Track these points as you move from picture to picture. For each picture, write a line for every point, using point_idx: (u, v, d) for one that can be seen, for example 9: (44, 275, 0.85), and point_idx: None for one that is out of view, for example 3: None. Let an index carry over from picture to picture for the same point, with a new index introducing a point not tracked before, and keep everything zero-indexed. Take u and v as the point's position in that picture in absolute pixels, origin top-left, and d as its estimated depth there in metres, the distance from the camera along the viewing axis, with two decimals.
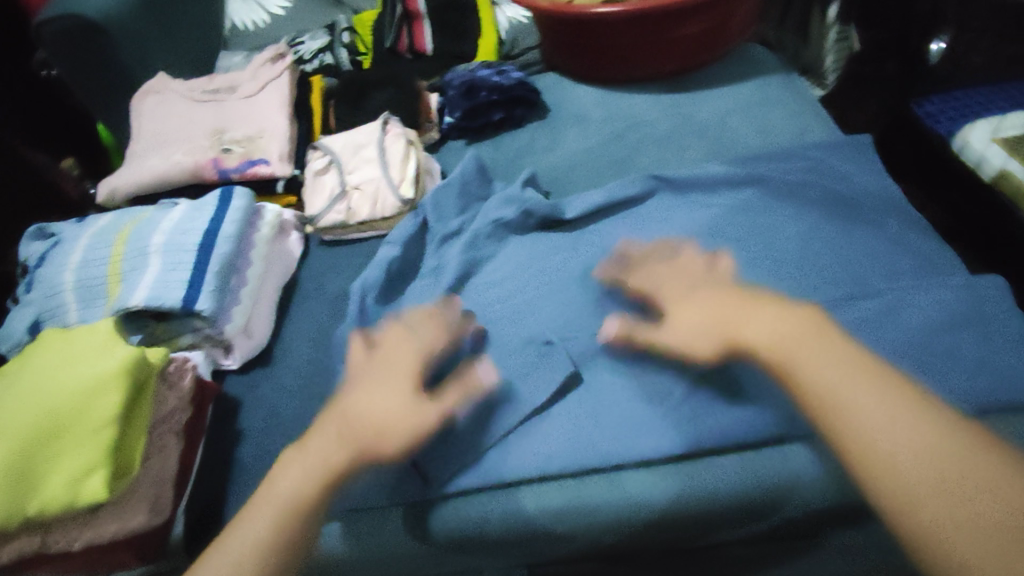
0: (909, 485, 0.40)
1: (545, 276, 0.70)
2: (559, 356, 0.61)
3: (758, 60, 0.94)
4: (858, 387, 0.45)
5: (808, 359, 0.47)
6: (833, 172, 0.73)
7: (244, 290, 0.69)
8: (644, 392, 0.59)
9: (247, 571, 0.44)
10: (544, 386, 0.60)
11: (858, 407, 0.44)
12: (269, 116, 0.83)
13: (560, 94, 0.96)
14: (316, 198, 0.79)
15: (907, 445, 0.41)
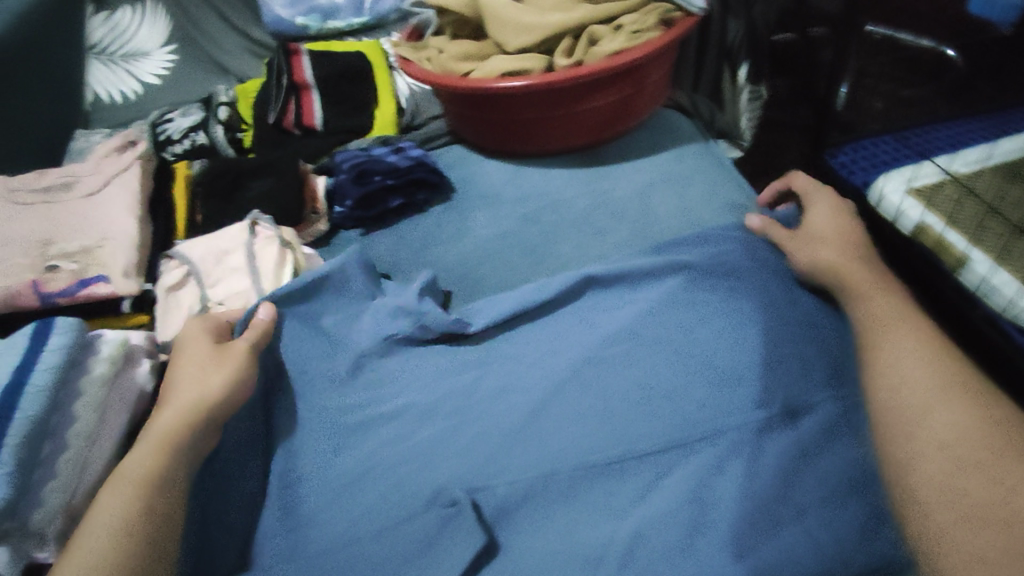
0: (920, 445, 0.44)
1: (451, 402, 0.60)
2: (468, 521, 0.50)
3: (673, 129, 0.89)
4: (918, 366, 0.49)
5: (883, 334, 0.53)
6: (763, 255, 0.67)
7: (64, 458, 0.53)
8: (580, 547, 0.49)
9: None
10: (453, 562, 0.48)
11: (899, 374, 0.49)
12: (113, 221, 0.69)
13: (466, 171, 0.87)
14: (171, 320, 0.65)
15: (933, 417, 0.45)
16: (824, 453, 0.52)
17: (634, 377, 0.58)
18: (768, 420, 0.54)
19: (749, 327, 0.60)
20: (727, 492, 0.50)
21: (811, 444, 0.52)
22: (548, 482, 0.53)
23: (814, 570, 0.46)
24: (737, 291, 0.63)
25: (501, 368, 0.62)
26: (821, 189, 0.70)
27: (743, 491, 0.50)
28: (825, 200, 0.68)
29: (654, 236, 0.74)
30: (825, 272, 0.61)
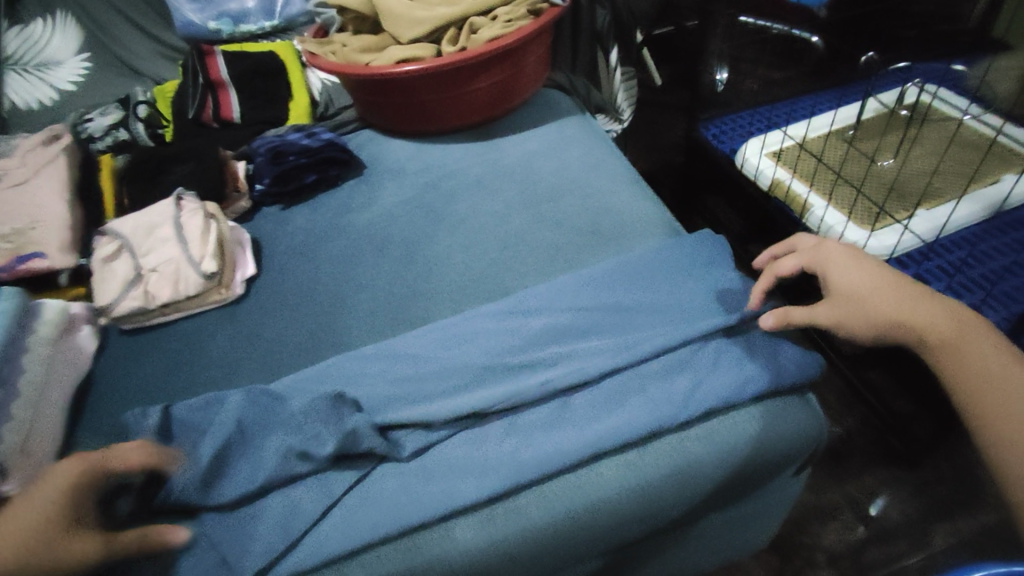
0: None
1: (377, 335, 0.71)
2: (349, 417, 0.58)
3: (554, 106, 1.03)
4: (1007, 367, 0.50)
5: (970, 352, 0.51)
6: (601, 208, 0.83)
7: (20, 401, 0.60)
8: (473, 411, 0.59)
9: None
10: (340, 440, 0.57)
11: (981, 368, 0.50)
12: (44, 205, 0.76)
13: (373, 150, 0.98)
14: (106, 286, 0.72)
15: None
16: (669, 328, 0.64)
17: (512, 303, 0.70)
18: (632, 313, 0.67)
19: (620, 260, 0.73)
20: (591, 369, 0.61)
21: (662, 324, 0.65)
22: (448, 389, 0.62)
23: (653, 419, 0.57)
24: (590, 242, 0.79)
25: (403, 300, 0.75)
26: (844, 248, 0.60)
27: (596, 367, 0.61)
28: (864, 269, 0.58)
29: (538, 193, 0.86)
30: (881, 322, 0.55)
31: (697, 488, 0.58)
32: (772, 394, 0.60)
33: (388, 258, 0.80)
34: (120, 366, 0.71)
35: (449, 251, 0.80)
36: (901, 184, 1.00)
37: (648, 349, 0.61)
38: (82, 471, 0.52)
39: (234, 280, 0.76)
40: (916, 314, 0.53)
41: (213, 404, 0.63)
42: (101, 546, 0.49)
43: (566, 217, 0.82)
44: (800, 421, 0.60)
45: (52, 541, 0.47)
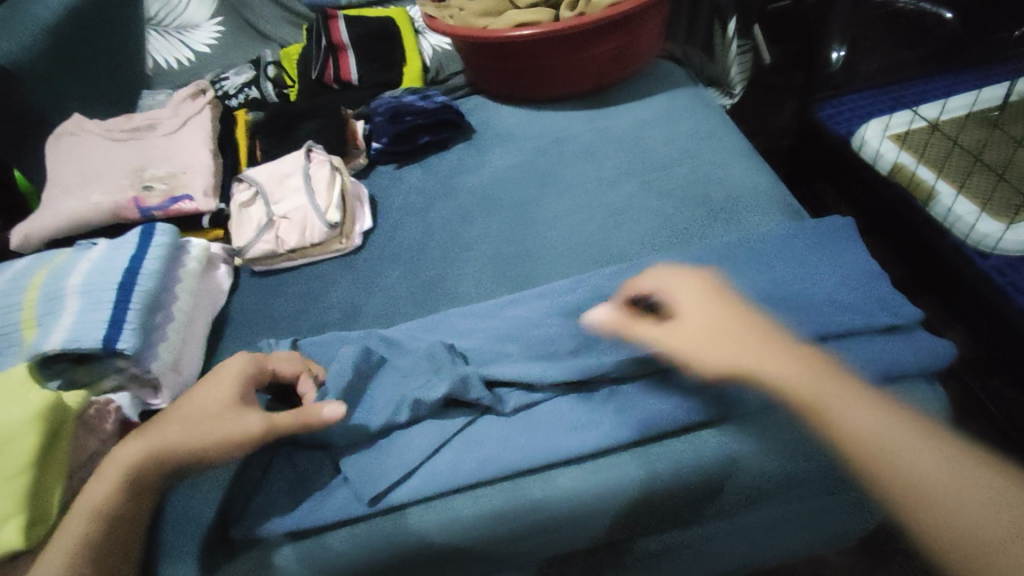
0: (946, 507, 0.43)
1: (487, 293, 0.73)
2: (449, 369, 0.61)
3: (667, 76, 1.01)
4: (901, 436, 0.46)
5: (842, 408, 0.48)
6: (715, 178, 0.80)
7: (171, 326, 0.67)
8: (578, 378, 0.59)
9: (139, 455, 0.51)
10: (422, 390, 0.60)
11: (862, 428, 0.46)
12: (192, 153, 0.84)
13: (484, 116, 1.00)
14: (243, 230, 0.79)
15: (937, 475, 0.44)
16: (784, 305, 0.62)
17: (624, 273, 0.69)
18: (743, 286, 0.64)
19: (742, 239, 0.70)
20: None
21: (778, 300, 0.62)
22: (557, 353, 0.63)
23: (762, 394, 0.56)
24: (704, 215, 0.76)
25: (510, 259, 0.76)
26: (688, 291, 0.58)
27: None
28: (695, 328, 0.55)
29: (647, 162, 0.85)
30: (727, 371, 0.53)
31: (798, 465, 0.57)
32: (892, 377, 0.58)
33: (495, 219, 0.81)
34: (252, 303, 0.77)
35: (558, 214, 0.80)
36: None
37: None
38: (245, 361, 0.57)
39: (354, 232, 0.81)
40: (768, 351, 0.52)
41: (335, 341, 0.67)
42: (264, 421, 0.52)
43: (678, 188, 0.80)
44: (920, 408, 0.58)
45: (226, 414, 0.52)
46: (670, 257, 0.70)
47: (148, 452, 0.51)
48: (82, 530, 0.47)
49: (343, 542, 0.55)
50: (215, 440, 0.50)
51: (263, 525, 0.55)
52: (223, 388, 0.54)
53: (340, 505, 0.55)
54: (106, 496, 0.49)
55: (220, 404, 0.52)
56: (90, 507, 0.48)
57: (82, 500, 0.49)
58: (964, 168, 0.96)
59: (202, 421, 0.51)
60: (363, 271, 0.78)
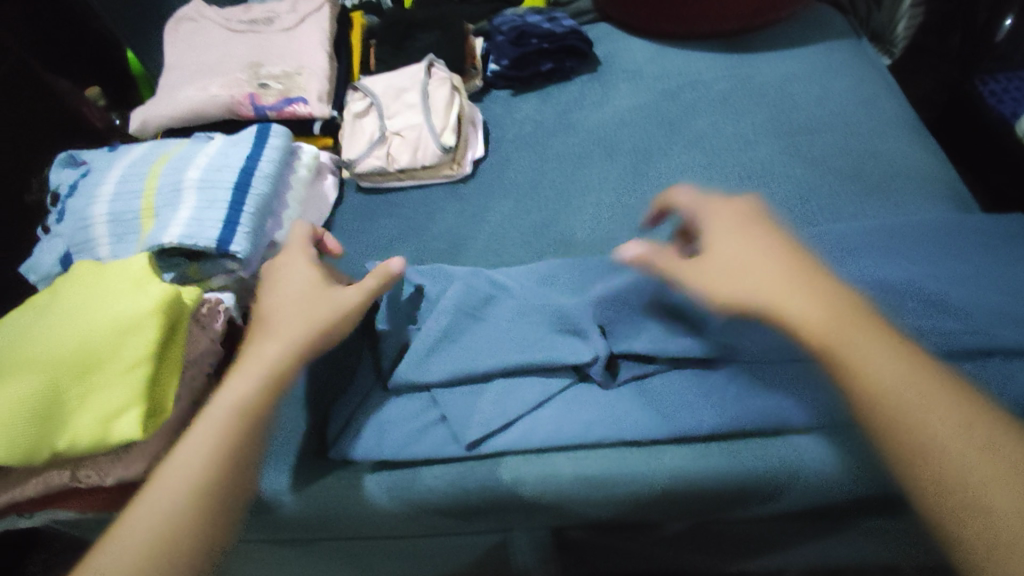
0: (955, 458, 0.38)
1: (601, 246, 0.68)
2: (598, 339, 0.57)
3: (825, 25, 0.89)
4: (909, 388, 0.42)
5: (855, 349, 0.44)
6: (870, 151, 0.71)
7: (280, 234, 0.66)
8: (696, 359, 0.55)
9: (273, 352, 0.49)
10: (571, 352, 0.56)
11: (862, 356, 0.43)
12: (308, 54, 0.80)
13: (611, 47, 0.91)
14: (354, 142, 0.76)
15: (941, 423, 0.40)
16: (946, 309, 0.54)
17: None
18: (897, 281, 0.57)
19: (898, 225, 0.62)
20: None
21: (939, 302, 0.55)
22: (682, 328, 0.57)
23: None
24: (857, 192, 0.67)
25: (628, 210, 0.71)
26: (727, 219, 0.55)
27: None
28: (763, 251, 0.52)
29: (792, 122, 0.76)
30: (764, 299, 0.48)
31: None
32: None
33: (613, 165, 0.75)
34: (355, 220, 0.75)
35: (686, 169, 0.73)
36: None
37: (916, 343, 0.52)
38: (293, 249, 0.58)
39: (466, 159, 0.76)
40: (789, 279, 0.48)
41: (443, 275, 0.64)
42: (353, 292, 0.54)
43: (827, 155, 0.71)
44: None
45: (319, 295, 0.53)
46: (812, 233, 0.63)
47: (274, 346, 0.49)
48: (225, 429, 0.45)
49: (433, 477, 0.54)
50: (331, 315, 0.52)
51: (362, 450, 0.55)
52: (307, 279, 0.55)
53: (436, 441, 0.54)
54: (248, 397, 0.47)
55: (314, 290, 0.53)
56: (232, 406, 0.46)
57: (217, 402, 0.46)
58: None
59: (308, 310, 0.52)
60: (468, 203, 0.74)
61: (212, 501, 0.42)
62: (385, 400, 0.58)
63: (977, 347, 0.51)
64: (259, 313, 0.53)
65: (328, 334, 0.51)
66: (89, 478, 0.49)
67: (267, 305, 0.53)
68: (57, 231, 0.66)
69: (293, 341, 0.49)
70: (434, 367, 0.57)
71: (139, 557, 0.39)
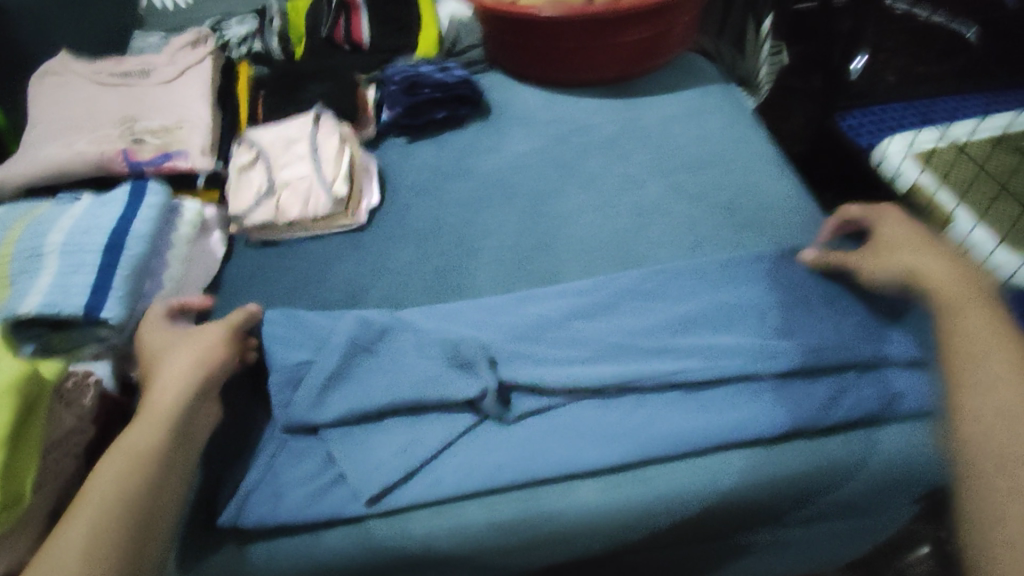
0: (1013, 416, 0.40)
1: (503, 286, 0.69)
2: (484, 373, 0.57)
3: (698, 72, 0.96)
4: (993, 351, 0.44)
5: (973, 311, 0.47)
6: (743, 185, 0.77)
7: (160, 294, 0.63)
8: (585, 386, 0.56)
9: (168, 399, 0.49)
10: (459, 390, 0.56)
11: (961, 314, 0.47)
12: (190, 107, 0.78)
13: (503, 95, 0.94)
14: (241, 195, 0.74)
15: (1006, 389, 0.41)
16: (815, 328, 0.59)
17: (650, 279, 0.66)
18: (772, 304, 0.62)
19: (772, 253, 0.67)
20: (721, 369, 0.56)
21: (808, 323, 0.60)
22: (574, 359, 0.59)
23: (792, 420, 0.54)
24: (733, 224, 0.73)
25: (527, 250, 0.72)
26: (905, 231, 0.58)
27: (733, 365, 0.56)
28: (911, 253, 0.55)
29: (674, 161, 0.81)
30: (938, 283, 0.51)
31: (827, 489, 0.55)
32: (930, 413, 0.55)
33: (512, 207, 0.77)
34: (246, 275, 0.72)
35: (580, 209, 0.76)
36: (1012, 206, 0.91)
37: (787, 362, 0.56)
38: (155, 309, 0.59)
39: (360, 209, 0.76)
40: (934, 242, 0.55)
41: (331, 320, 0.63)
42: (224, 328, 0.57)
43: (705, 191, 0.77)
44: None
45: (196, 336, 0.55)
46: (699, 264, 0.67)
47: (166, 390, 0.50)
48: (126, 470, 0.43)
49: (334, 541, 0.51)
50: (216, 349, 0.54)
51: (255, 519, 0.51)
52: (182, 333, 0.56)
53: (337, 499, 0.52)
54: (150, 443, 0.46)
55: (189, 337, 0.55)
56: (133, 453, 0.45)
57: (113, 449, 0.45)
58: (987, 194, 0.93)
59: (192, 355, 0.53)
60: (368, 251, 0.73)
61: (119, 542, 0.40)
62: (281, 456, 0.55)
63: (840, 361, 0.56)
64: (142, 373, 0.54)
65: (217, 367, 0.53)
66: None
67: (151, 366, 0.53)
68: None
69: (183, 381, 0.51)
70: (329, 404, 0.56)
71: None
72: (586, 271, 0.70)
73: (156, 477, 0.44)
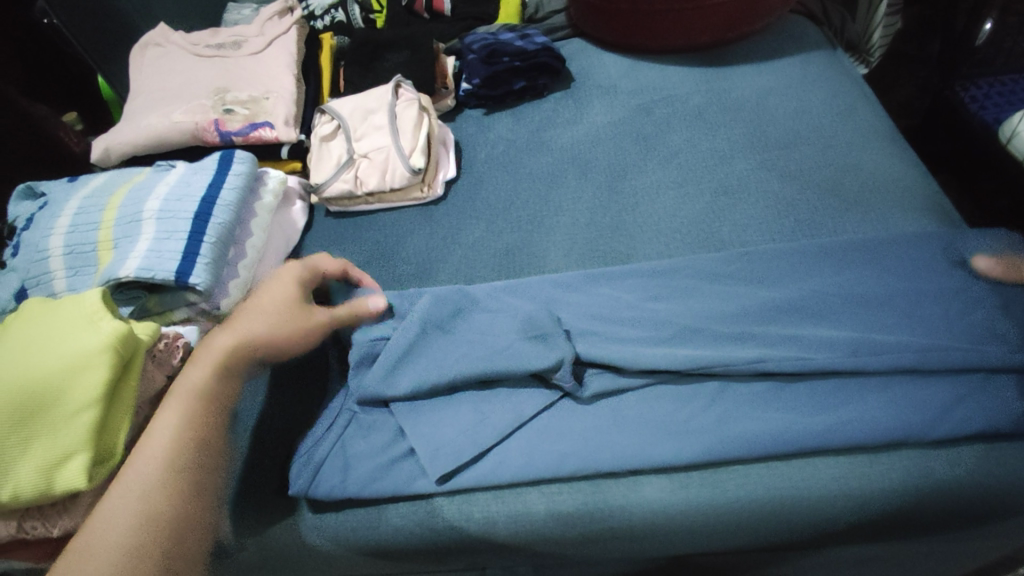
0: None
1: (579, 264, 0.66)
2: (559, 341, 0.55)
3: (801, 36, 0.88)
4: None
5: None
6: (848, 162, 0.70)
7: (243, 263, 0.65)
8: (664, 368, 0.53)
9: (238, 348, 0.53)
10: (535, 358, 0.54)
11: None
12: (276, 78, 0.79)
13: (585, 64, 0.90)
14: (322, 165, 0.74)
15: None
16: (926, 323, 0.53)
17: (736, 262, 0.61)
18: (880, 296, 0.56)
19: (885, 242, 0.60)
20: (818, 363, 0.51)
21: (922, 319, 0.54)
22: (651, 339, 0.56)
23: (896, 427, 0.48)
24: (836, 206, 0.66)
25: (604, 226, 0.69)
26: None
27: (832, 360, 0.51)
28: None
29: (769, 135, 0.75)
30: None
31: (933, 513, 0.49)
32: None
33: (590, 182, 0.74)
34: (324, 245, 0.74)
35: (660, 186, 0.72)
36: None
37: (896, 362, 0.50)
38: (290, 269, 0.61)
39: (437, 180, 0.75)
40: None
41: (409, 297, 0.63)
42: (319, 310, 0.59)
43: (804, 169, 0.70)
44: None
45: (281, 303, 0.58)
46: (793, 248, 0.61)
47: (241, 342, 0.54)
48: (193, 413, 0.48)
49: (396, 514, 0.52)
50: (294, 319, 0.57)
51: (325, 490, 0.52)
52: (277, 291, 0.59)
53: (404, 474, 0.52)
54: (209, 382, 0.50)
55: (281, 299, 0.58)
56: (196, 390, 0.50)
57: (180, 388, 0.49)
58: None
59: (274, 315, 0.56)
60: (442, 225, 0.73)
61: (188, 477, 0.45)
62: (352, 429, 0.55)
63: (957, 363, 0.50)
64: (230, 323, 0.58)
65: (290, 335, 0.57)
66: (35, 531, 0.45)
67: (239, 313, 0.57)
68: (12, 265, 0.64)
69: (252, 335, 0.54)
70: (401, 381, 0.55)
71: (120, 528, 0.41)
72: (666, 250, 0.66)
73: (215, 420, 0.49)
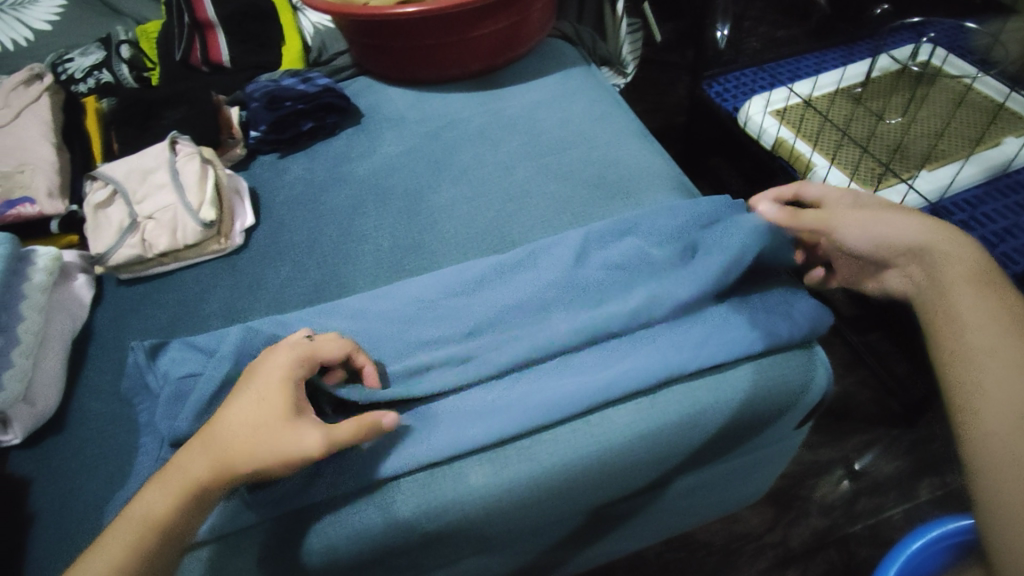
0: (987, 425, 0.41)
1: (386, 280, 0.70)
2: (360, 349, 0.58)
3: (559, 56, 1.00)
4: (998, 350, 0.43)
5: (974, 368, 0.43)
6: (611, 160, 0.80)
7: (17, 350, 0.58)
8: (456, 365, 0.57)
9: (223, 464, 0.45)
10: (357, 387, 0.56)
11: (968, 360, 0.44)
12: (32, 148, 0.75)
13: (372, 99, 0.94)
14: (100, 235, 0.70)
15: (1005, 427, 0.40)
16: (656, 274, 0.63)
17: (522, 254, 0.68)
18: (632, 263, 0.65)
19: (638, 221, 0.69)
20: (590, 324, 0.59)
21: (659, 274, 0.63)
22: (451, 336, 0.61)
23: (663, 369, 0.56)
24: (604, 197, 0.76)
25: (403, 246, 0.73)
26: (864, 233, 0.55)
27: None
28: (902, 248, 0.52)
29: (543, 145, 0.84)
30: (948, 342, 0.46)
31: (707, 433, 0.57)
32: (800, 341, 0.60)
33: (392, 209, 0.77)
34: (118, 316, 0.69)
35: (451, 202, 0.77)
36: (951, 135, 0.96)
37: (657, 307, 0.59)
38: (288, 362, 0.49)
39: (234, 230, 0.74)
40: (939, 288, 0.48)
41: (214, 337, 0.62)
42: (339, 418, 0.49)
43: (573, 169, 0.80)
44: (822, 374, 0.60)
45: (269, 410, 0.46)
46: (566, 237, 0.69)
47: (234, 455, 0.45)
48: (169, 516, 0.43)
49: (223, 558, 0.51)
50: (280, 442, 0.45)
51: None
52: (277, 383, 0.48)
53: (221, 517, 0.51)
54: (201, 483, 0.44)
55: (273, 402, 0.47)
56: (185, 487, 0.44)
57: (178, 482, 0.44)
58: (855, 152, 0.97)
59: (250, 433, 0.45)
60: (245, 272, 0.72)
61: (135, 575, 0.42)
62: None
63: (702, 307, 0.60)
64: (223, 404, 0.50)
65: (282, 452, 0.45)
66: None
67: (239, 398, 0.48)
68: None
69: (238, 446, 0.45)
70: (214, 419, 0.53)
71: None
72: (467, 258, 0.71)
73: (182, 526, 0.44)
